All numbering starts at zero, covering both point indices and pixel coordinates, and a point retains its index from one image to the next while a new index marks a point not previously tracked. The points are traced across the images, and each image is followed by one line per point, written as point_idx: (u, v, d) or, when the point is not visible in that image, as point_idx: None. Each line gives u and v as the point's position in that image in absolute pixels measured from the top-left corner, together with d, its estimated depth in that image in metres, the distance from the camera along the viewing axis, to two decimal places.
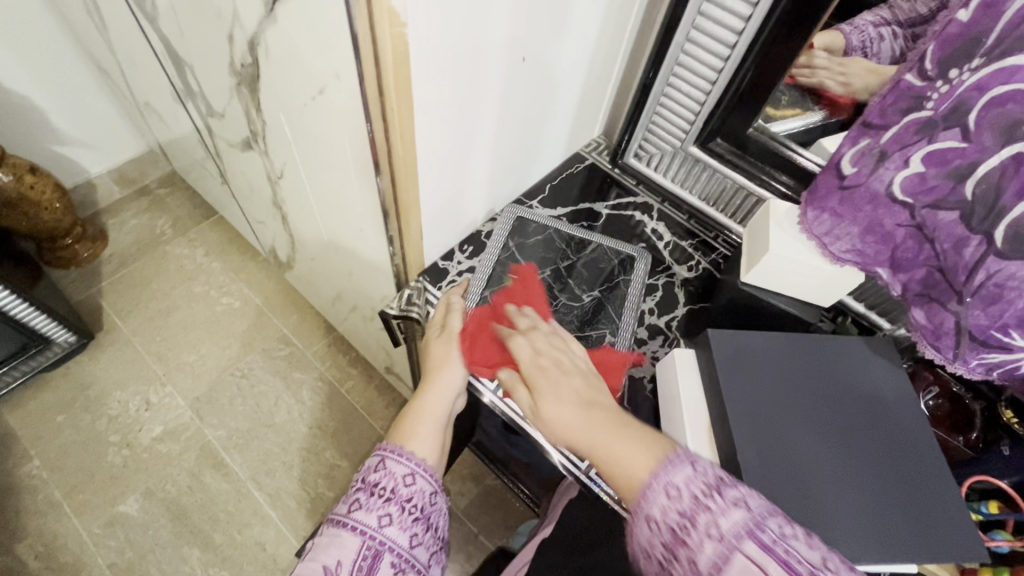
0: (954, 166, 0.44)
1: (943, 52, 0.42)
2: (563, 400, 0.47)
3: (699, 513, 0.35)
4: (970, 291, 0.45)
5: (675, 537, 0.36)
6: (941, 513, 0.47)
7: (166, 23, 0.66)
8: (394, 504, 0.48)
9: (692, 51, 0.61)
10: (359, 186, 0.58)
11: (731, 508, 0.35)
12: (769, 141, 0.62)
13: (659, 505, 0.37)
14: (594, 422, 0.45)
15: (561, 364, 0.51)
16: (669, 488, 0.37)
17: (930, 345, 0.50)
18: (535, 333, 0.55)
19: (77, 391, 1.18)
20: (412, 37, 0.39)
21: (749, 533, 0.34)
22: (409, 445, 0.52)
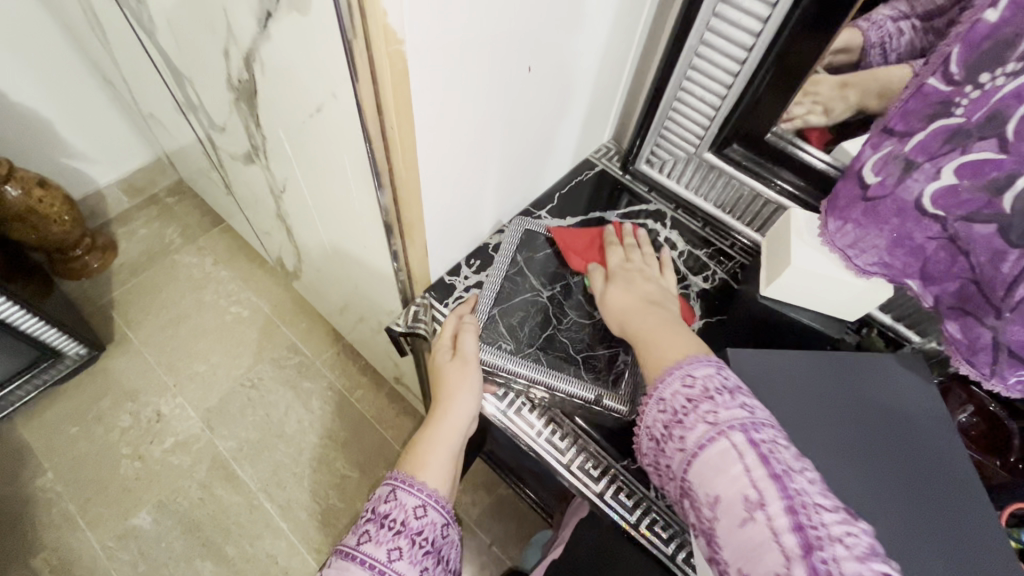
0: (989, 178, 0.40)
1: (970, 55, 0.40)
2: (631, 292, 0.57)
3: (703, 402, 0.41)
4: (1009, 307, 0.42)
5: (677, 416, 0.42)
6: (979, 544, 0.44)
7: (165, 37, 0.64)
8: (404, 538, 0.46)
9: (706, 54, 0.58)
10: (362, 203, 0.56)
11: (731, 405, 0.40)
12: (787, 146, 0.59)
13: (674, 389, 0.43)
14: (651, 315, 0.53)
15: (645, 275, 0.60)
16: (688, 376, 0.43)
17: (964, 360, 0.47)
18: (631, 254, 0.63)
19: (89, 402, 1.19)
20: (409, 54, 0.37)
21: (740, 428, 0.38)
22: (422, 476, 0.50)
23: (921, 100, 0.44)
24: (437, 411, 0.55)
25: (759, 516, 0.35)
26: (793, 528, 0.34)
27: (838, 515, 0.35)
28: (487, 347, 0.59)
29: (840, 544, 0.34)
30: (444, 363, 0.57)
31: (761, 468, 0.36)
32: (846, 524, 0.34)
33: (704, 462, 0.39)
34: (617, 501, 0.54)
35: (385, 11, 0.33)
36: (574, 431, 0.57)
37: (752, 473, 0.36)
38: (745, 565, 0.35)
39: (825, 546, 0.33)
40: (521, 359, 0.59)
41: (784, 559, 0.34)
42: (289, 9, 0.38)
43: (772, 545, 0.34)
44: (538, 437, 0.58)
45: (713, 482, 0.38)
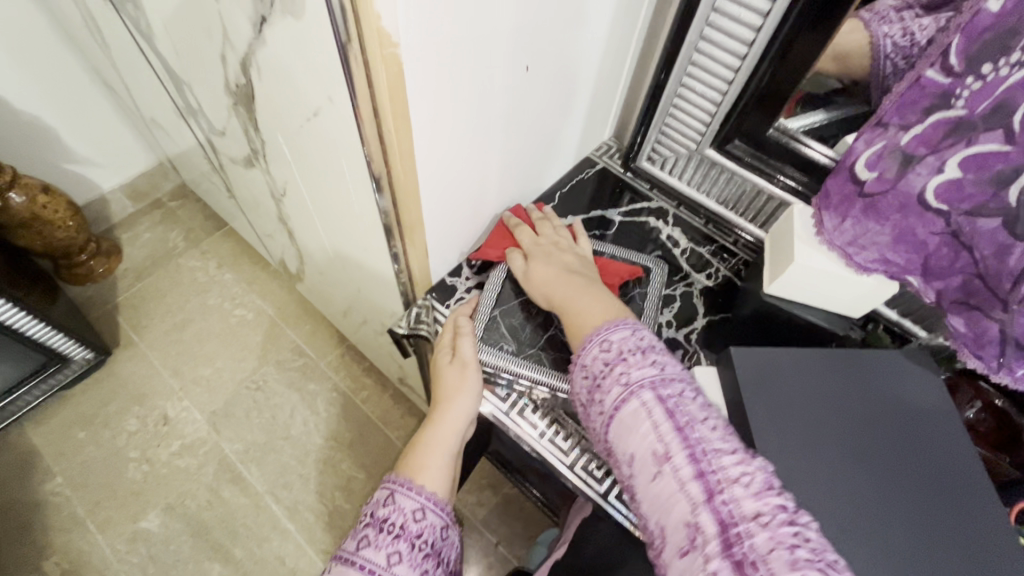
0: (994, 170, 0.40)
1: (969, 47, 0.39)
2: (551, 264, 0.58)
3: (617, 366, 0.42)
4: (1016, 300, 0.42)
5: (594, 381, 0.43)
6: (980, 543, 0.44)
7: (163, 42, 0.64)
8: (404, 541, 0.46)
9: (706, 50, 0.57)
10: (362, 205, 0.56)
11: (640, 365, 0.42)
12: (790, 141, 0.58)
13: (591, 356, 0.45)
14: (572, 284, 0.54)
15: (561, 248, 0.61)
16: (604, 343, 0.44)
17: (972, 354, 0.47)
18: (543, 228, 0.63)
19: (96, 407, 1.20)
20: (405, 57, 0.37)
21: (650, 386, 0.40)
22: (421, 479, 0.50)
23: (919, 95, 0.43)
24: (435, 412, 0.55)
25: (668, 467, 0.38)
26: (695, 475, 0.37)
27: (737, 457, 0.38)
28: (490, 350, 0.58)
29: (739, 485, 0.36)
30: (445, 365, 0.57)
31: (668, 423, 0.39)
32: (744, 466, 0.37)
33: (619, 422, 0.41)
34: (622, 501, 0.54)
35: (379, 14, 0.33)
36: (576, 432, 0.57)
37: (659, 429, 0.39)
38: (659, 514, 0.38)
39: (726, 490, 0.36)
40: (524, 361, 0.58)
41: (689, 505, 0.36)
42: (284, 13, 0.38)
43: (679, 492, 0.37)
44: (541, 438, 0.57)
45: (628, 440, 0.40)
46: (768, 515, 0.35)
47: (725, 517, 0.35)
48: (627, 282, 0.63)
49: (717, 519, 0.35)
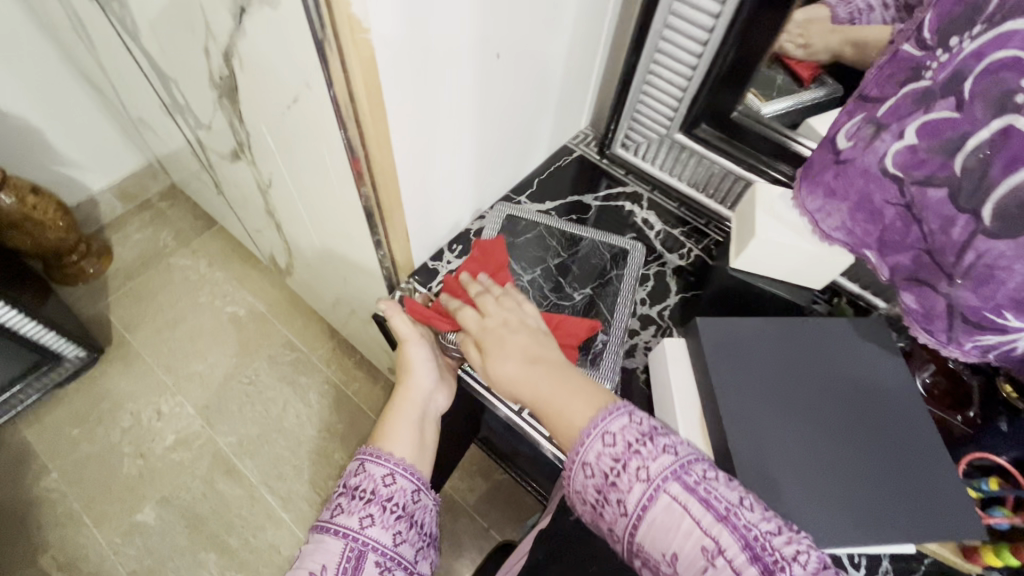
0: (945, 138, 0.41)
1: (942, 21, 0.41)
2: (508, 357, 0.49)
3: (630, 459, 0.40)
4: (960, 272, 0.43)
5: (608, 479, 0.40)
6: (933, 491, 0.47)
7: (149, 40, 0.66)
8: (375, 505, 0.49)
9: (670, 38, 0.60)
10: (344, 192, 0.58)
11: (654, 453, 0.39)
12: (754, 124, 0.61)
13: (595, 450, 0.41)
14: (539, 378, 0.47)
15: (511, 325, 0.53)
16: (605, 435, 0.41)
17: (923, 329, 0.48)
18: (487, 308, 0.55)
19: (90, 404, 1.21)
20: (377, 42, 0.39)
21: (673, 477, 0.38)
22: (389, 447, 0.54)
23: (896, 69, 0.45)
24: (399, 387, 0.60)
25: (720, 561, 0.36)
26: (751, 562, 0.35)
27: (783, 534, 0.36)
28: None
29: (796, 563, 0.35)
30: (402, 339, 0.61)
31: (705, 513, 0.37)
32: (793, 542, 0.36)
33: (653, 523, 0.38)
34: None
35: (349, 2, 0.35)
36: None
37: (701, 523, 0.37)
38: None
39: (785, 569, 0.35)
40: None
41: None
42: (263, 4, 0.40)
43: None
44: (518, 413, 0.61)
45: (665, 540, 0.38)
46: None
47: None
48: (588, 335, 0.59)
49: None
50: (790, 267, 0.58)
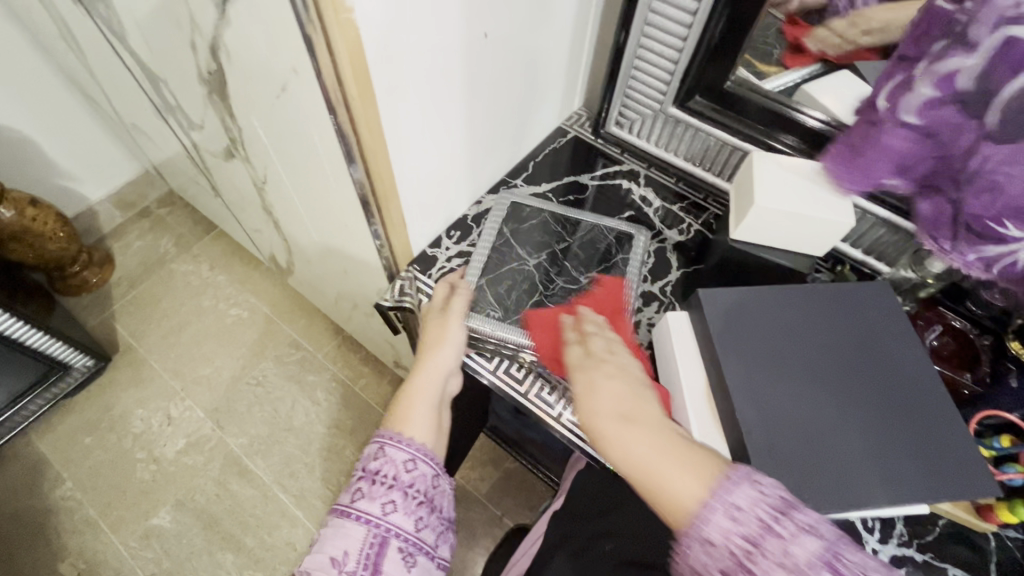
0: (949, 73, 0.43)
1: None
2: (608, 403, 0.45)
3: (764, 540, 0.33)
4: (966, 180, 0.46)
5: (738, 563, 0.34)
6: (949, 452, 0.47)
7: (136, 40, 0.66)
8: (397, 491, 0.49)
9: (659, 10, 0.59)
10: (338, 182, 0.57)
11: (799, 538, 0.32)
12: (749, 91, 0.60)
13: (720, 529, 0.34)
14: (641, 438, 0.41)
15: (618, 369, 0.48)
16: (731, 511, 0.35)
17: (930, 237, 0.52)
18: (596, 344, 0.51)
19: (100, 412, 1.22)
20: (361, 23, 0.39)
21: (821, 565, 0.31)
22: (409, 431, 0.53)
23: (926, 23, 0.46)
24: (421, 361, 0.57)
25: None
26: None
27: None
28: (475, 314, 0.61)
29: None
30: (444, 313, 0.59)
31: None
32: None
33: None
34: None
35: None
36: (561, 386, 0.59)
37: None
38: None
39: None
40: (508, 325, 0.61)
41: None
42: None
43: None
44: (528, 395, 0.59)
45: None
46: None
47: None
48: None
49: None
50: (791, 232, 0.57)
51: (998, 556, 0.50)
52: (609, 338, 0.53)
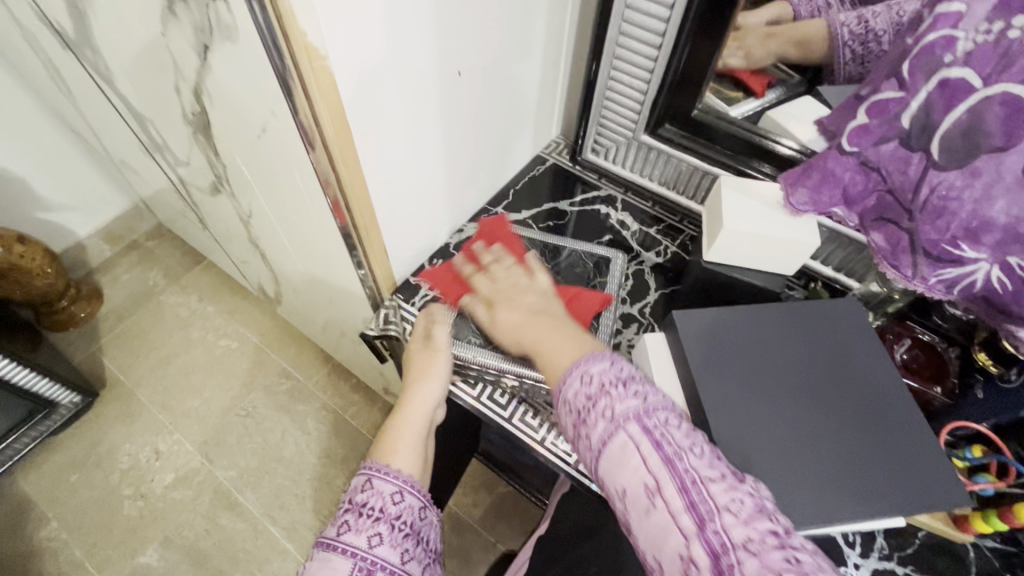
0: (892, 111, 0.47)
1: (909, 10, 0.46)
2: (513, 309, 0.57)
3: (600, 399, 0.40)
4: (919, 208, 0.48)
5: (579, 415, 0.40)
6: (920, 462, 0.48)
7: (123, 83, 0.68)
8: (384, 523, 0.49)
9: (626, 45, 0.62)
10: (321, 216, 0.59)
11: (624, 397, 0.39)
12: (715, 118, 0.63)
13: (574, 388, 0.42)
14: (538, 324, 0.53)
15: (520, 288, 0.60)
16: (584, 376, 0.42)
17: (890, 265, 0.53)
18: (496, 271, 0.63)
19: (87, 449, 1.20)
20: (335, 67, 0.41)
21: (634, 417, 0.38)
22: (395, 462, 0.54)
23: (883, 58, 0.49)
24: (409, 395, 0.58)
25: (659, 503, 0.35)
26: (687, 509, 0.34)
27: (727, 487, 0.35)
28: (459, 342, 0.61)
29: (728, 514, 0.33)
30: (433, 347, 0.60)
31: (656, 455, 0.36)
32: (737, 494, 0.34)
33: (608, 458, 0.38)
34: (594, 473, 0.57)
35: (304, 32, 0.37)
36: (543, 409, 0.60)
37: (651, 463, 0.36)
38: (652, 553, 0.35)
39: (716, 520, 0.33)
40: (490, 351, 0.61)
41: (683, 540, 0.33)
42: (224, 41, 0.42)
43: (676, 533, 0.34)
44: (511, 419, 0.60)
45: (619, 477, 0.37)
46: (761, 547, 0.32)
47: (718, 552, 0.32)
48: (599, 310, 0.63)
49: (713, 556, 0.32)
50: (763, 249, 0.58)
51: (978, 565, 0.51)
52: (518, 264, 0.63)
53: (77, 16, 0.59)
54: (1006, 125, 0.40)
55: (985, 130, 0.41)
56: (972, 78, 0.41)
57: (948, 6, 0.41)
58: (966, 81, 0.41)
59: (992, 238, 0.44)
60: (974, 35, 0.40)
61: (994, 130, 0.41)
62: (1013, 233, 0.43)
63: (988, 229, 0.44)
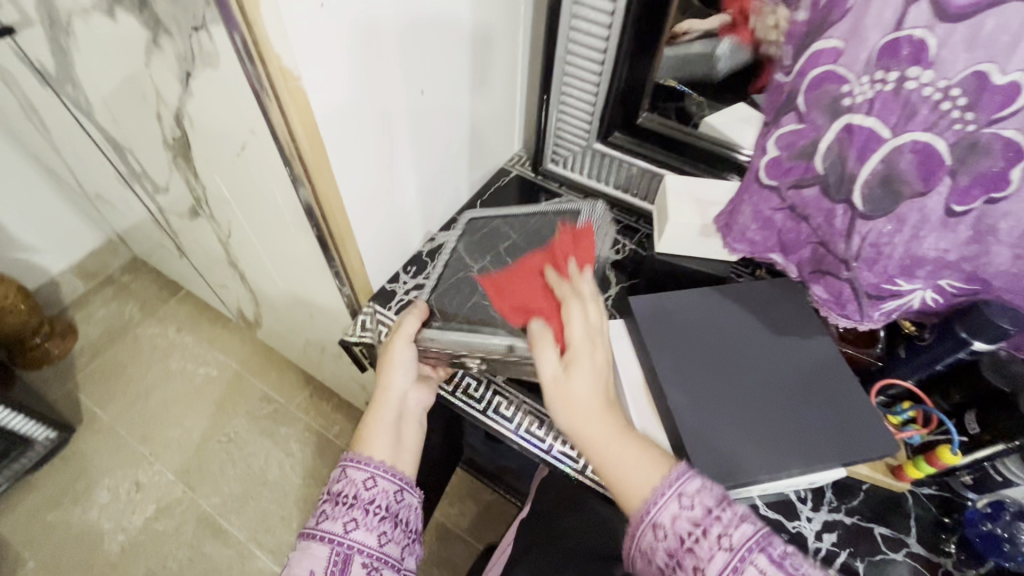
0: (801, 147, 0.43)
1: (795, 49, 0.41)
2: (592, 381, 0.47)
3: (710, 524, 0.39)
4: (854, 258, 0.44)
5: (682, 543, 0.40)
6: (853, 417, 0.53)
7: (103, 115, 0.72)
8: (358, 509, 0.52)
9: (574, 62, 0.69)
10: (297, 227, 0.63)
11: (738, 525, 0.39)
12: (659, 126, 0.69)
13: (671, 512, 0.41)
14: (610, 423, 0.45)
15: (592, 336, 0.50)
16: (682, 496, 0.41)
17: (835, 313, 0.50)
18: (585, 290, 0.54)
19: (64, 486, 1.18)
20: (307, 87, 0.46)
21: (758, 548, 0.38)
22: (368, 451, 0.56)
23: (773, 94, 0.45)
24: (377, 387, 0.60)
25: None
26: None
27: None
28: (426, 329, 0.62)
29: None
30: (394, 336, 0.61)
31: None
32: None
33: None
34: (564, 452, 0.62)
35: (279, 55, 0.42)
36: (517, 401, 0.65)
37: None
38: None
39: None
40: (448, 328, 0.62)
41: None
42: (205, 67, 0.46)
43: None
44: (487, 411, 0.66)
45: None
46: None
47: None
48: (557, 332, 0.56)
49: None
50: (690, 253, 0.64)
51: (916, 512, 0.57)
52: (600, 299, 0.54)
53: (60, 53, 0.63)
54: (922, 171, 0.38)
55: (904, 176, 0.39)
56: (879, 127, 0.38)
57: (826, 42, 0.38)
58: (874, 131, 0.38)
59: (925, 272, 0.44)
60: (868, 81, 0.37)
61: (912, 176, 0.38)
62: (943, 263, 0.43)
63: (921, 265, 0.43)
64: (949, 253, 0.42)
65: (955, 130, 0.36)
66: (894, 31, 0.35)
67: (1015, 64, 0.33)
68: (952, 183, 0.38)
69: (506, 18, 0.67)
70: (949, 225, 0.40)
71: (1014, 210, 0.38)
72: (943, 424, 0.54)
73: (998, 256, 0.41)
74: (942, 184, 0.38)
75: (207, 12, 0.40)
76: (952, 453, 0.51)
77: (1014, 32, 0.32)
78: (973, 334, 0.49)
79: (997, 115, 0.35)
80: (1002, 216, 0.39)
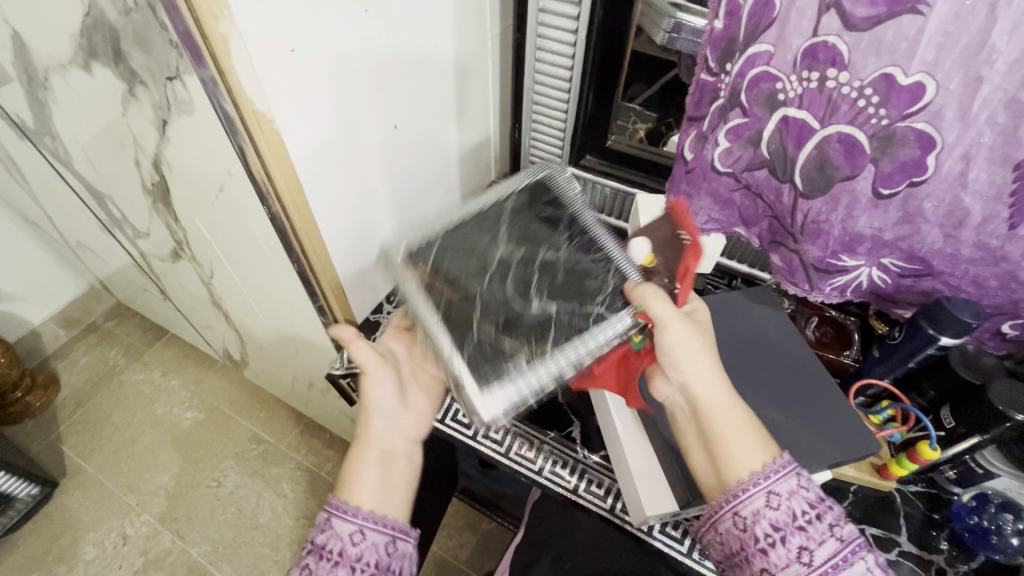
0: (747, 138, 0.48)
1: (717, 52, 0.48)
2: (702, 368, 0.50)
3: (825, 513, 0.40)
4: (799, 232, 0.50)
5: (793, 525, 0.40)
6: (835, 423, 0.53)
7: (83, 165, 0.72)
8: (344, 567, 0.48)
9: (542, 90, 0.72)
10: (278, 265, 0.63)
11: (847, 521, 0.40)
12: (627, 146, 0.73)
13: (791, 487, 0.41)
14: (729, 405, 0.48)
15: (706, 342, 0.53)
16: (802, 477, 0.42)
17: (790, 282, 0.56)
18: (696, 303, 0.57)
19: (48, 543, 1.15)
20: (282, 129, 0.47)
21: (865, 545, 0.40)
22: (355, 498, 0.52)
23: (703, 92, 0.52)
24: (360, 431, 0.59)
25: None
26: None
27: None
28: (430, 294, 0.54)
29: None
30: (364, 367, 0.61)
31: None
32: None
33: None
34: (556, 473, 0.64)
35: (253, 100, 0.43)
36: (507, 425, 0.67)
37: None
38: None
39: None
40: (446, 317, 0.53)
41: None
42: (180, 114, 0.48)
43: None
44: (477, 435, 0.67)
45: None
46: None
47: None
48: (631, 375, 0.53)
49: None
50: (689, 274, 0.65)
51: (907, 509, 0.58)
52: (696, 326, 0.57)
53: (39, 107, 0.64)
54: (847, 157, 0.43)
55: (835, 162, 0.44)
56: (810, 120, 0.43)
57: (758, 47, 0.44)
58: (806, 122, 0.43)
59: (865, 248, 0.50)
60: (797, 79, 0.43)
61: (840, 161, 0.44)
62: (879, 241, 0.49)
63: (859, 241, 0.49)
64: (884, 231, 0.48)
65: (872, 124, 0.41)
66: (812, 38, 0.41)
67: (915, 67, 0.38)
68: (875, 169, 0.43)
69: (474, 53, 0.70)
70: (879, 206, 0.46)
71: (934, 193, 0.44)
72: (920, 421, 0.56)
73: (928, 235, 0.47)
74: (867, 170, 0.43)
75: (179, 63, 0.42)
76: (932, 449, 0.52)
77: (911, 39, 0.37)
78: (939, 330, 0.51)
79: (907, 111, 0.40)
80: (924, 198, 0.44)
